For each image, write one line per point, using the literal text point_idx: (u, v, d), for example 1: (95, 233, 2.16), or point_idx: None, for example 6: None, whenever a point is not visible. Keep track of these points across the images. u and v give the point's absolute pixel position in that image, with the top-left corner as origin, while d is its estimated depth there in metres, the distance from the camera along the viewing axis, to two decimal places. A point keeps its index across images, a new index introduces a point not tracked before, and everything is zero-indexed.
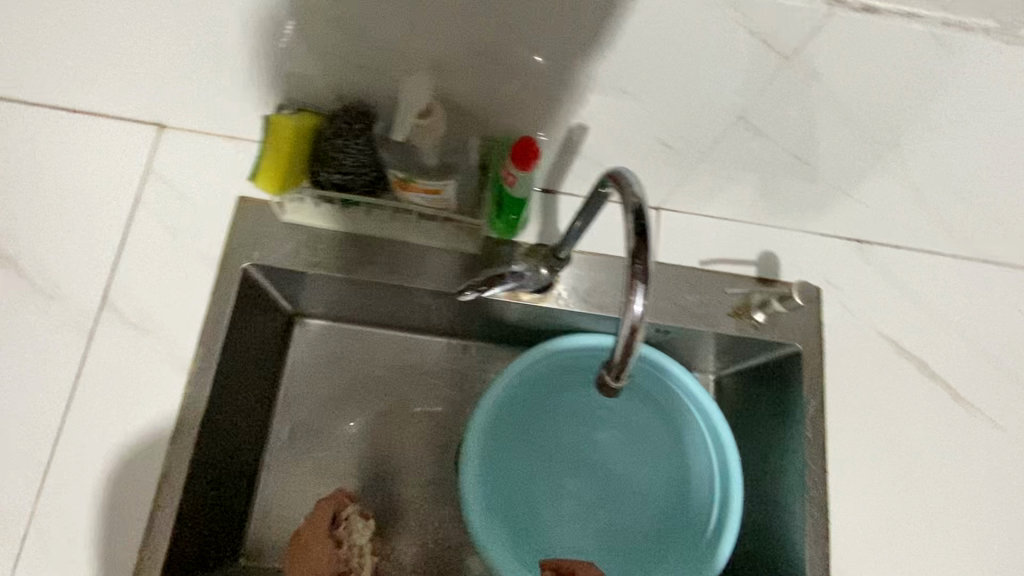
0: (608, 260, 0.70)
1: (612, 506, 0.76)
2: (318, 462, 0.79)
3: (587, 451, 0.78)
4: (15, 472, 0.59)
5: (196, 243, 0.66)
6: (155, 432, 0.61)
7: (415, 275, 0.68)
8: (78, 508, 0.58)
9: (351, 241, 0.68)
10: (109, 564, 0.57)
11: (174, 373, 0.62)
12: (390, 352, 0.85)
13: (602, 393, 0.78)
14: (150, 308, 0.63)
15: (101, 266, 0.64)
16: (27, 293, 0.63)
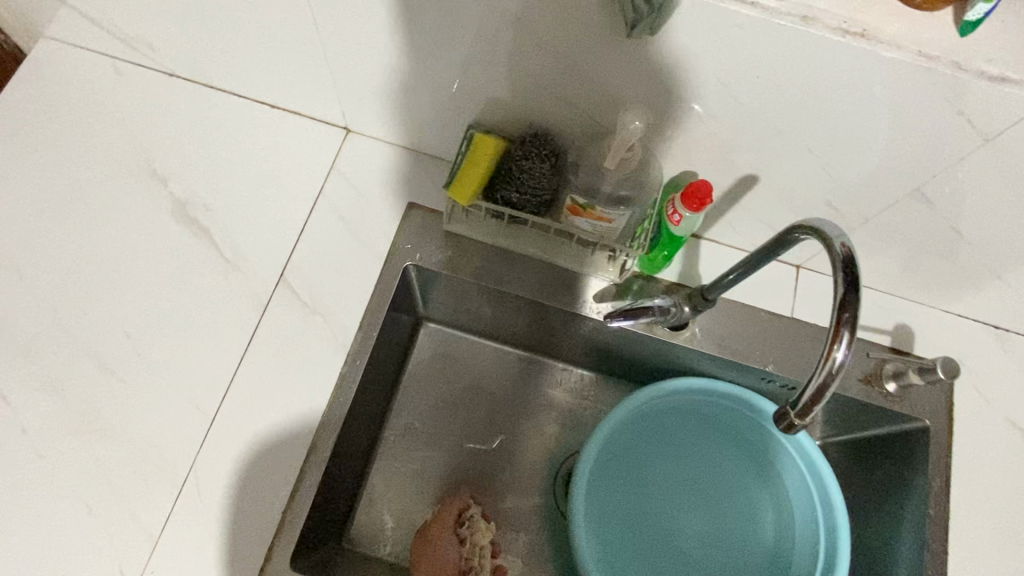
0: (743, 309, 0.72)
1: (709, 555, 0.76)
2: (424, 460, 0.83)
3: (688, 494, 0.79)
4: (182, 422, 0.63)
5: (368, 238, 0.72)
6: (311, 403, 0.65)
7: (558, 297, 0.72)
8: (232, 464, 0.62)
9: (503, 256, 0.73)
10: (256, 519, 0.60)
11: (333, 353, 0.67)
12: (504, 368, 0.89)
13: (709, 438, 0.80)
14: (322, 289, 0.69)
15: (282, 246, 0.70)
16: (215, 262, 0.70)
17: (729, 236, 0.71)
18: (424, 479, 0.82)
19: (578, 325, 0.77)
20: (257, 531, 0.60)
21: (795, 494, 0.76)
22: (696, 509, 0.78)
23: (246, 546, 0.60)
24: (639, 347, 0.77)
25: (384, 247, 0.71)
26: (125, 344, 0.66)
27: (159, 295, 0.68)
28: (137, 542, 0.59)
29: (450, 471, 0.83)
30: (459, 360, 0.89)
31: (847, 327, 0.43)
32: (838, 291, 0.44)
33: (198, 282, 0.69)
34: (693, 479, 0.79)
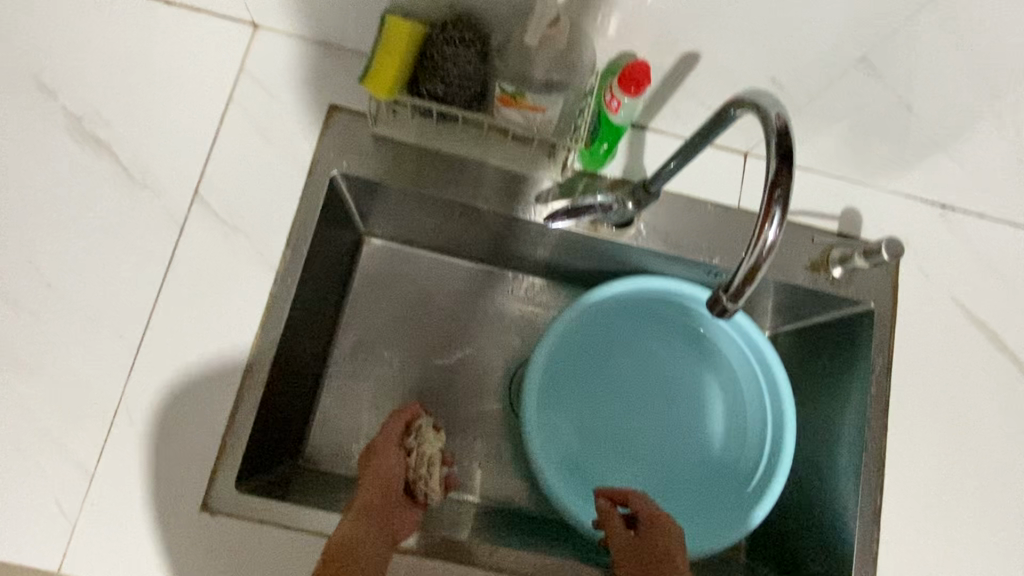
0: (691, 201, 0.70)
1: (662, 446, 0.78)
2: (377, 378, 0.81)
3: (641, 393, 0.79)
4: (103, 351, 0.60)
5: (289, 147, 0.66)
6: (244, 325, 0.62)
7: (497, 199, 0.68)
8: (162, 391, 0.59)
9: (437, 159, 0.68)
10: (197, 445, 0.59)
11: (262, 271, 0.63)
12: (453, 280, 0.86)
13: (660, 338, 0.80)
14: (244, 205, 0.64)
15: (195, 160, 0.64)
16: (120, 180, 0.64)
17: (674, 125, 0.68)
18: (378, 396, 0.81)
19: (522, 230, 0.74)
20: (197, 455, 0.58)
21: (745, 383, 0.77)
22: (649, 405, 0.79)
23: (188, 473, 0.58)
24: (587, 249, 0.75)
25: (306, 156, 0.66)
26: (28, 276, 0.61)
27: (60, 221, 0.62)
28: (71, 478, 0.57)
29: (403, 386, 0.82)
30: (405, 274, 0.86)
31: (779, 204, 0.41)
32: (772, 167, 0.42)
33: (104, 205, 0.63)
34: (646, 376, 0.80)
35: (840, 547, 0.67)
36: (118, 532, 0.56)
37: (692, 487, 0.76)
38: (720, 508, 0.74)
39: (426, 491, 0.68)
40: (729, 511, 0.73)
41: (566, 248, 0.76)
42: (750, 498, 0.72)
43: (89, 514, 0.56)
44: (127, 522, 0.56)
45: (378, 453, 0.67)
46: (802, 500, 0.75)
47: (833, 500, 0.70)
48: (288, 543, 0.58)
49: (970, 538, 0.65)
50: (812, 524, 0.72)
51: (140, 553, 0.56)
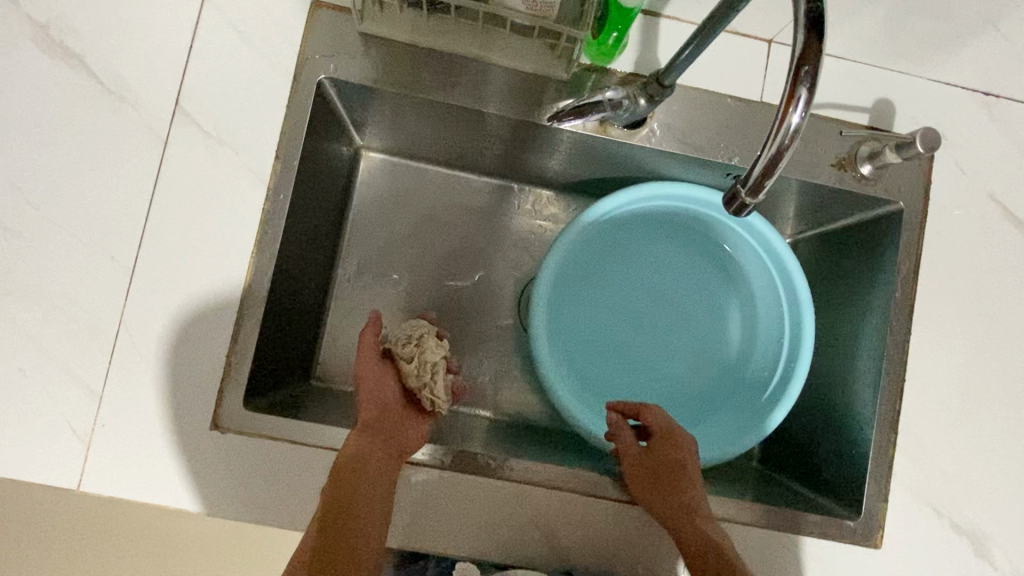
0: (709, 96, 0.64)
1: (675, 358, 0.76)
2: (383, 297, 0.80)
3: (653, 306, 0.77)
4: (97, 275, 0.58)
5: (271, 51, 0.61)
6: (238, 244, 0.59)
7: (498, 101, 0.63)
8: (160, 314, 0.58)
9: (432, 58, 0.63)
10: (201, 366, 0.58)
11: (253, 187, 0.60)
12: (457, 195, 0.83)
13: (673, 249, 0.78)
14: (229, 116, 0.60)
15: (173, 68, 0.60)
16: (96, 93, 0.60)
17: (690, 9, 0.61)
18: (385, 315, 0.79)
19: (527, 136, 0.70)
20: (203, 375, 0.58)
21: (762, 294, 0.75)
22: (662, 317, 0.77)
23: (195, 393, 0.58)
24: (596, 155, 0.71)
25: (291, 60, 0.61)
26: (13, 197, 0.58)
27: (38, 137, 0.59)
28: (80, 400, 0.57)
29: (410, 305, 0.80)
30: (408, 189, 0.82)
31: (805, 83, 0.36)
32: (798, 39, 0.36)
33: (81, 119, 0.59)
34: (659, 288, 0.77)
35: (856, 451, 0.67)
36: (131, 451, 0.57)
37: (703, 397, 0.75)
38: (734, 417, 0.73)
39: (432, 399, 0.69)
40: (742, 420, 0.72)
41: (574, 154, 0.72)
42: (764, 406, 0.71)
43: (101, 435, 0.56)
44: (139, 441, 0.57)
45: (366, 369, 0.68)
46: (819, 407, 0.74)
47: (852, 406, 0.68)
48: (299, 457, 0.58)
49: (991, 441, 0.64)
50: (827, 430, 0.72)
51: (155, 471, 0.57)
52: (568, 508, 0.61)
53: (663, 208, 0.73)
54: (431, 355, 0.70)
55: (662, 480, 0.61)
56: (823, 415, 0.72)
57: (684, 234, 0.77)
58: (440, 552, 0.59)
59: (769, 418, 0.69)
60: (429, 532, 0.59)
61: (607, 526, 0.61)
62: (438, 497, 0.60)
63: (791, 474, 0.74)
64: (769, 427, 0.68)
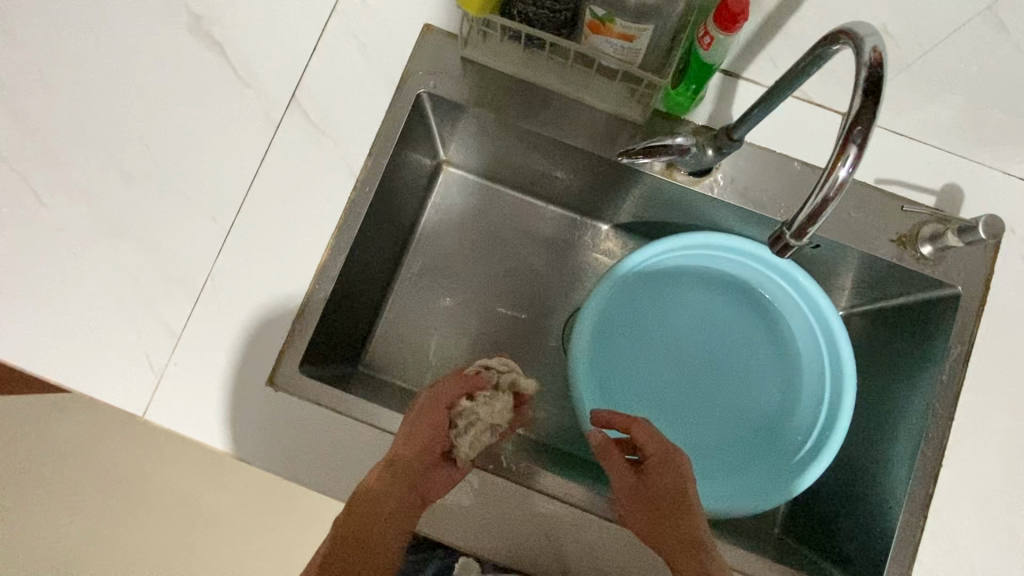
0: (776, 157, 0.67)
1: (709, 408, 0.77)
2: (440, 301, 0.84)
3: (693, 352, 0.79)
4: (199, 231, 0.65)
5: (381, 60, 0.68)
6: (319, 227, 0.66)
7: (577, 135, 0.68)
8: (243, 275, 0.64)
9: (521, 89, 0.69)
10: (267, 329, 0.64)
11: (344, 177, 0.67)
12: (524, 217, 0.88)
13: (724, 301, 0.79)
14: (333, 113, 0.67)
15: (293, 64, 0.68)
16: (226, 76, 0.68)
17: (769, 73, 0.65)
18: (438, 317, 0.84)
19: (599, 170, 0.74)
20: (269, 336, 0.64)
21: (806, 360, 0.75)
22: (701, 365, 0.78)
23: (256, 351, 0.63)
24: (661, 198, 0.74)
25: (397, 72, 0.68)
26: (141, 156, 0.67)
27: (170, 109, 0.67)
28: (162, 338, 0.63)
29: (462, 315, 0.84)
30: (480, 208, 0.88)
31: (855, 143, 0.39)
32: (855, 101, 0.39)
33: (209, 98, 0.67)
34: (703, 336, 0.79)
35: (881, 531, 0.65)
36: (194, 390, 0.62)
37: (732, 453, 0.75)
38: (758, 476, 0.72)
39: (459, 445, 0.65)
40: (766, 481, 0.71)
41: (638, 194, 0.76)
42: (792, 471, 0.70)
43: (172, 372, 0.63)
44: (202, 383, 0.63)
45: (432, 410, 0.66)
46: (851, 482, 0.72)
47: (884, 484, 0.67)
48: (339, 428, 0.63)
49: None
50: (855, 505, 0.70)
51: (209, 413, 0.62)
52: (581, 526, 0.62)
53: (723, 258, 0.76)
54: (488, 411, 0.67)
55: (656, 504, 0.63)
56: (855, 491, 0.71)
57: (736, 289, 0.79)
58: (452, 542, 0.63)
59: (795, 483, 0.68)
60: (448, 524, 0.62)
61: (611, 550, 0.62)
62: (458, 491, 0.63)
63: (813, 545, 0.73)
64: (793, 491, 0.67)
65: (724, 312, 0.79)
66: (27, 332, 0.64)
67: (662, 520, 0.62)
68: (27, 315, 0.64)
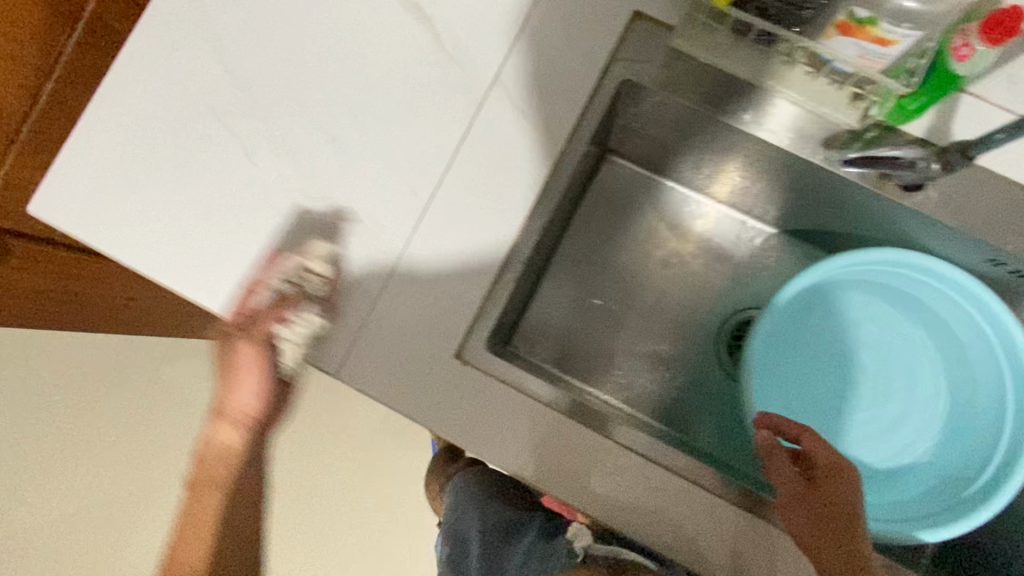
0: (998, 179, 0.63)
1: (875, 427, 0.75)
2: (594, 290, 0.84)
3: (860, 369, 0.77)
4: (399, 201, 0.67)
5: (588, 45, 0.67)
6: (514, 210, 0.66)
7: (780, 137, 0.67)
8: (439, 248, 0.66)
9: (725, 84, 0.67)
10: (457, 304, 0.65)
11: (542, 160, 0.67)
12: (684, 214, 0.86)
13: (897, 320, 0.77)
14: (535, 97, 0.67)
15: (500, 42, 0.68)
16: (433, 49, 0.68)
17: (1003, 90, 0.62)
18: (591, 306, 0.84)
19: (786, 175, 0.72)
20: (460, 311, 0.65)
21: (983, 387, 0.72)
22: (869, 380, 0.77)
23: (445, 325, 0.65)
24: (850, 209, 0.72)
25: (603, 58, 0.67)
26: (345, 122, 0.68)
27: (373, 78, 0.68)
28: (358, 302, 0.65)
29: (613, 304, 0.84)
30: (640, 200, 0.87)
31: None
32: None
33: (413, 70, 0.68)
34: (872, 354, 0.77)
35: None
36: (387, 355, 0.65)
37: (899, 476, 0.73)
38: (930, 503, 0.69)
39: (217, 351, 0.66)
40: (926, 504, 0.69)
41: (820, 200, 0.74)
42: (969, 502, 0.66)
43: (367, 335, 0.65)
44: (396, 349, 0.65)
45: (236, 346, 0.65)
46: None
47: None
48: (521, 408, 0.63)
49: None
50: None
51: (400, 379, 0.64)
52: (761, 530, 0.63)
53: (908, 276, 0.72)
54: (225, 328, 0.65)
55: (830, 516, 0.59)
56: None
57: (915, 304, 0.76)
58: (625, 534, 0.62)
59: (976, 514, 0.63)
60: (620, 517, 0.62)
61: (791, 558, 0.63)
62: (631, 485, 0.63)
63: None
64: (973, 523, 0.62)
65: (896, 331, 0.77)
66: (232, 285, 0.67)
67: (837, 534, 0.58)
68: (229, 269, 0.67)
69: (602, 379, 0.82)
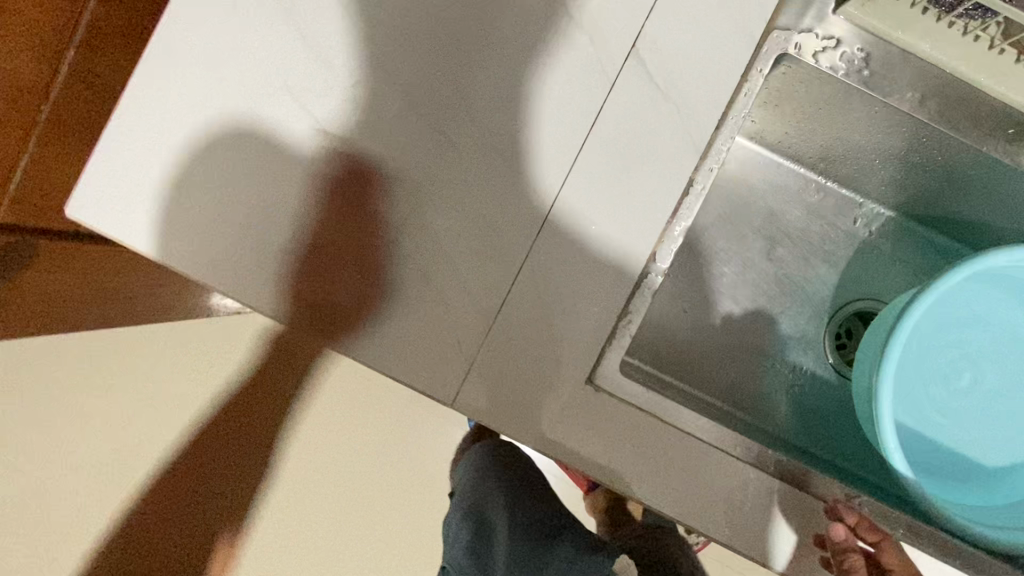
0: None
1: (970, 422, 0.71)
2: (699, 283, 0.78)
3: (968, 364, 0.71)
4: (517, 199, 0.56)
5: (740, 9, 0.56)
6: (656, 210, 0.56)
7: (957, 122, 0.59)
8: (567, 256, 0.56)
9: (899, 59, 0.58)
10: (590, 321, 0.56)
11: (685, 151, 0.57)
12: (795, 196, 0.79)
13: (1008, 315, 0.71)
14: (682, 73, 0.56)
15: (637, 6, 0.56)
16: (557, 14, 0.56)
17: None
18: (696, 300, 0.78)
19: (937, 161, 0.64)
20: (592, 331, 0.56)
21: None
22: (964, 376, 0.71)
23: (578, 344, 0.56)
24: (1003, 200, 0.65)
25: (758, 26, 0.56)
26: (450, 100, 0.56)
27: (485, 45, 0.56)
28: (472, 321, 0.56)
29: (718, 296, 0.78)
30: (745, 180, 0.78)
31: None
32: None
33: (532, 38, 0.56)
34: (982, 348, 0.71)
35: None
36: (508, 382, 0.55)
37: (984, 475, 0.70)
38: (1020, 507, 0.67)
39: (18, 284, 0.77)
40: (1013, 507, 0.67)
41: (967, 188, 0.66)
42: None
43: (485, 358, 0.55)
44: (519, 375, 0.56)
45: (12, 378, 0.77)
46: None
47: None
48: (665, 437, 0.56)
49: None
50: None
51: (526, 408, 0.56)
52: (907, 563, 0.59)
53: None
54: None
55: None
56: None
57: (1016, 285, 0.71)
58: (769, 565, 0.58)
59: None
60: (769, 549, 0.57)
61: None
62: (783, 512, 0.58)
63: None
64: None
65: (1007, 327, 0.71)
66: (309, 302, 0.55)
67: None
68: (307, 279, 0.55)
69: (709, 380, 0.76)
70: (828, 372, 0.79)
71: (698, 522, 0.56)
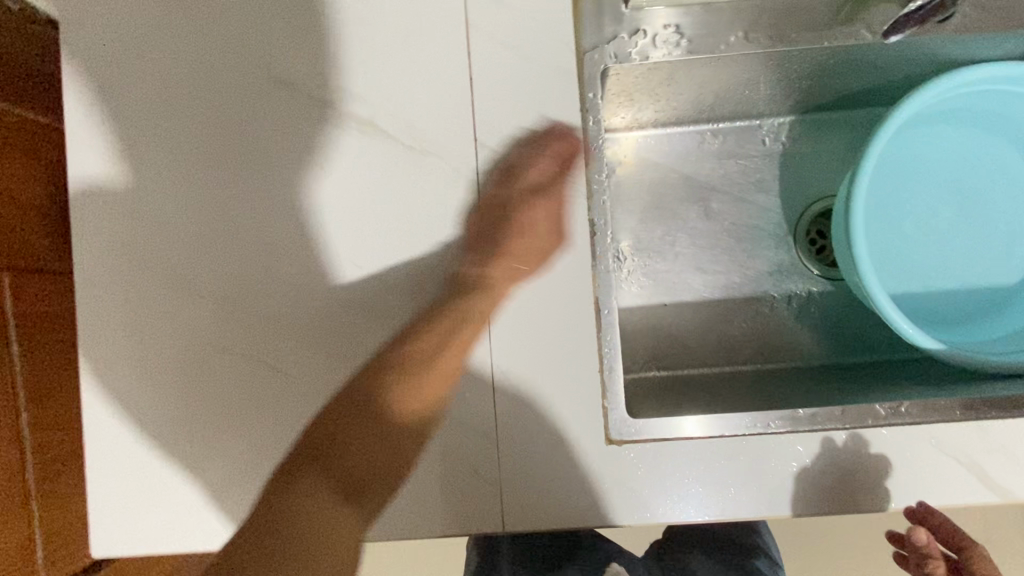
0: None
1: (916, 261, 0.73)
2: (664, 276, 0.79)
3: (892, 209, 0.73)
4: (458, 320, 0.59)
5: (545, 56, 0.58)
6: (576, 263, 0.58)
7: (790, 33, 0.59)
8: (527, 346, 0.58)
9: (704, 13, 0.59)
10: (576, 388, 0.58)
11: None
12: (702, 153, 0.79)
13: (917, 150, 0.73)
14: (528, 137, 0.58)
15: (462, 105, 0.59)
16: (399, 153, 0.59)
17: None
18: (668, 290, 0.79)
19: (796, 66, 0.65)
20: (585, 395, 0.58)
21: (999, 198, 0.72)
22: (946, 216, 0.73)
23: (576, 415, 0.58)
24: (874, 63, 0.65)
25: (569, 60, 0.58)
26: (357, 274, 0.60)
27: (357, 210, 0.60)
28: (480, 445, 0.58)
29: (687, 274, 0.79)
30: (646, 163, 0.80)
31: None
32: None
33: (391, 183, 0.59)
34: (900, 188, 0.73)
35: None
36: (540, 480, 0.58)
37: (944, 307, 0.72)
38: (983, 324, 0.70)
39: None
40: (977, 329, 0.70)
41: (843, 66, 0.66)
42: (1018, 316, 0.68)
43: (510, 470, 0.58)
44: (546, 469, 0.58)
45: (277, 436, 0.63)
46: None
47: None
48: (700, 452, 0.57)
49: None
50: None
51: (567, 493, 0.58)
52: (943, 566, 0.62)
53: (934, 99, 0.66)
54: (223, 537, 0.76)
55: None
56: None
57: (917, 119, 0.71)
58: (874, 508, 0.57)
59: None
60: (858, 494, 0.57)
61: None
62: (852, 456, 0.57)
63: None
64: None
65: (916, 161, 0.73)
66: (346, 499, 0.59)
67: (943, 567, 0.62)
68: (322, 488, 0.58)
69: (718, 351, 0.77)
70: (820, 284, 0.79)
71: (771, 507, 0.57)
